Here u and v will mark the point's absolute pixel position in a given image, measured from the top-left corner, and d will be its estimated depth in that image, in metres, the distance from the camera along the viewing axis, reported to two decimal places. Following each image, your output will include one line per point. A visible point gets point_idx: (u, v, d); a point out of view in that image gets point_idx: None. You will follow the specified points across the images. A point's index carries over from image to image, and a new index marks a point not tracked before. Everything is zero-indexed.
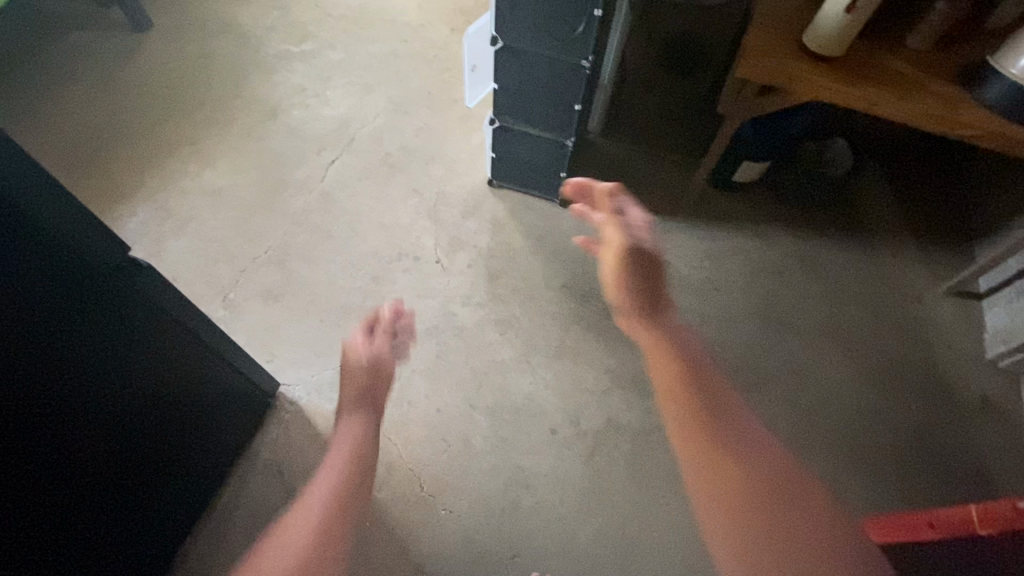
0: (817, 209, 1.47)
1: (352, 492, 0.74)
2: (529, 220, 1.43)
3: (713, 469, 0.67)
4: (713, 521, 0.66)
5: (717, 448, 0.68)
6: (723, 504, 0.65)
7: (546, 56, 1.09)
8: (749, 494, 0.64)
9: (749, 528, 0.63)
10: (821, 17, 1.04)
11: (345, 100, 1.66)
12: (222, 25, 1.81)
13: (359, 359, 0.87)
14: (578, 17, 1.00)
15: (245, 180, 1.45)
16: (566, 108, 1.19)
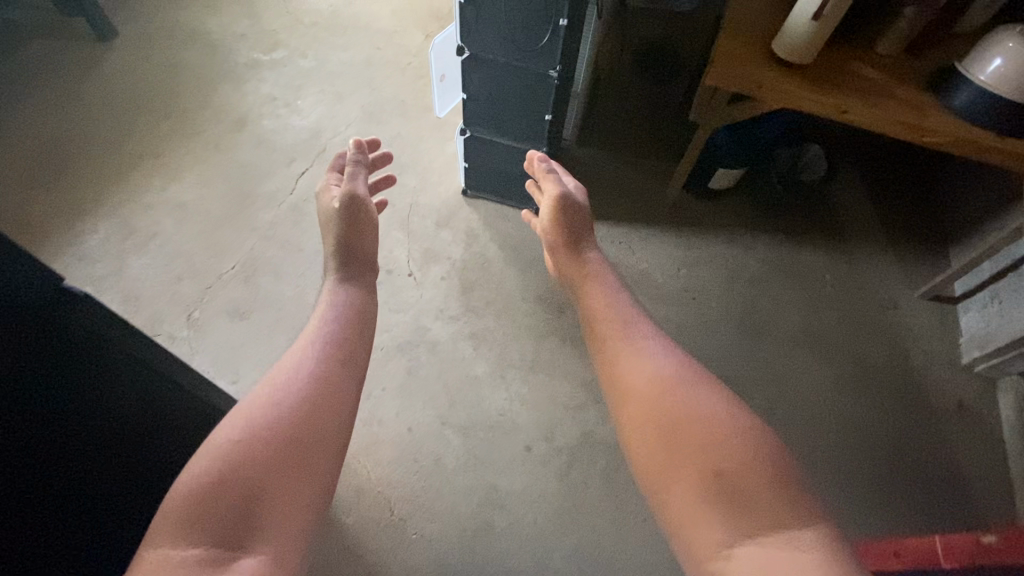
0: (792, 214, 1.46)
1: (329, 359, 0.76)
2: (503, 231, 1.41)
3: (635, 380, 0.76)
4: (642, 412, 0.72)
5: (638, 362, 0.78)
6: (645, 404, 0.73)
7: (513, 66, 1.07)
8: (669, 393, 0.72)
9: (663, 415, 0.70)
10: (789, 25, 1.03)
11: (317, 109, 1.63)
12: (190, 33, 1.77)
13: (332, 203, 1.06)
14: (543, 27, 0.98)
15: (213, 193, 1.41)
16: (535, 117, 1.17)
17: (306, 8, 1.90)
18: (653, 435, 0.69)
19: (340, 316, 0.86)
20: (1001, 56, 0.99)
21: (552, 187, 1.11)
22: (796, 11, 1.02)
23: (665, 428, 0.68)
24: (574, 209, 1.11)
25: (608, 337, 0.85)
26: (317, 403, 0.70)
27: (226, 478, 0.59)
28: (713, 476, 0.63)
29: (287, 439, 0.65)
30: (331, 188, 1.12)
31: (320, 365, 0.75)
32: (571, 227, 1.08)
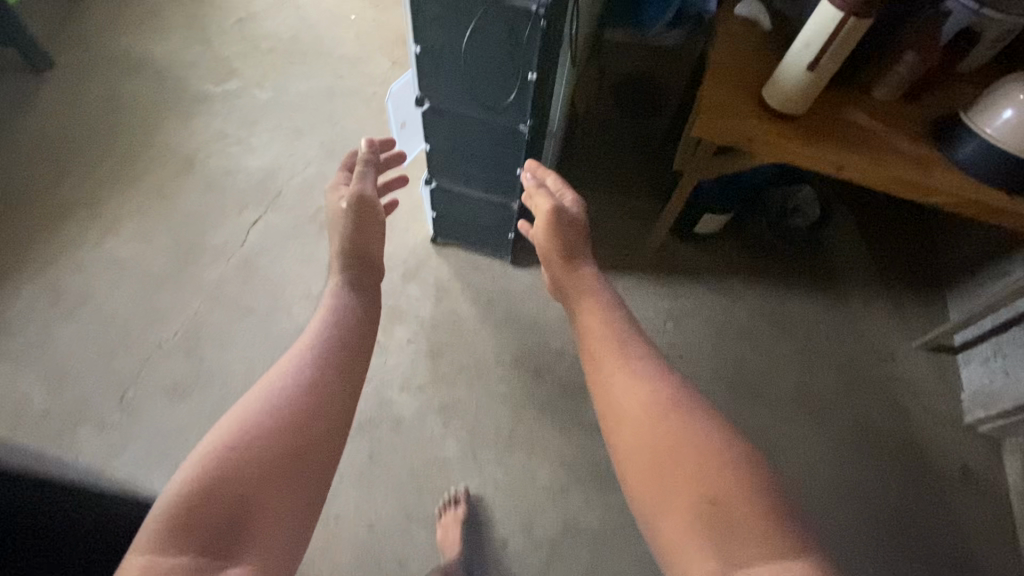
0: (785, 259, 1.38)
1: (329, 365, 0.71)
2: (475, 284, 1.30)
3: (627, 392, 0.70)
4: (636, 431, 0.65)
5: (630, 373, 0.71)
6: (637, 426, 0.66)
7: (479, 118, 0.96)
8: (660, 415, 0.65)
9: (657, 436, 0.63)
10: (782, 74, 0.94)
11: (273, 147, 1.50)
12: (134, 63, 1.63)
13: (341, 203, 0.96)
14: (510, 80, 0.87)
15: (154, 247, 1.28)
16: (507, 169, 1.06)
17: (263, 33, 1.78)
18: (649, 458, 0.63)
19: (346, 320, 0.79)
20: (1013, 106, 0.90)
21: (545, 199, 0.95)
22: (789, 58, 0.92)
23: (661, 452, 0.62)
24: (569, 221, 0.95)
25: (596, 342, 0.79)
26: (315, 413, 0.65)
27: (217, 487, 0.55)
28: (711, 509, 0.56)
29: (280, 450, 0.60)
30: (338, 188, 1.01)
31: (319, 373, 0.69)
32: (569, 241, 0.94)
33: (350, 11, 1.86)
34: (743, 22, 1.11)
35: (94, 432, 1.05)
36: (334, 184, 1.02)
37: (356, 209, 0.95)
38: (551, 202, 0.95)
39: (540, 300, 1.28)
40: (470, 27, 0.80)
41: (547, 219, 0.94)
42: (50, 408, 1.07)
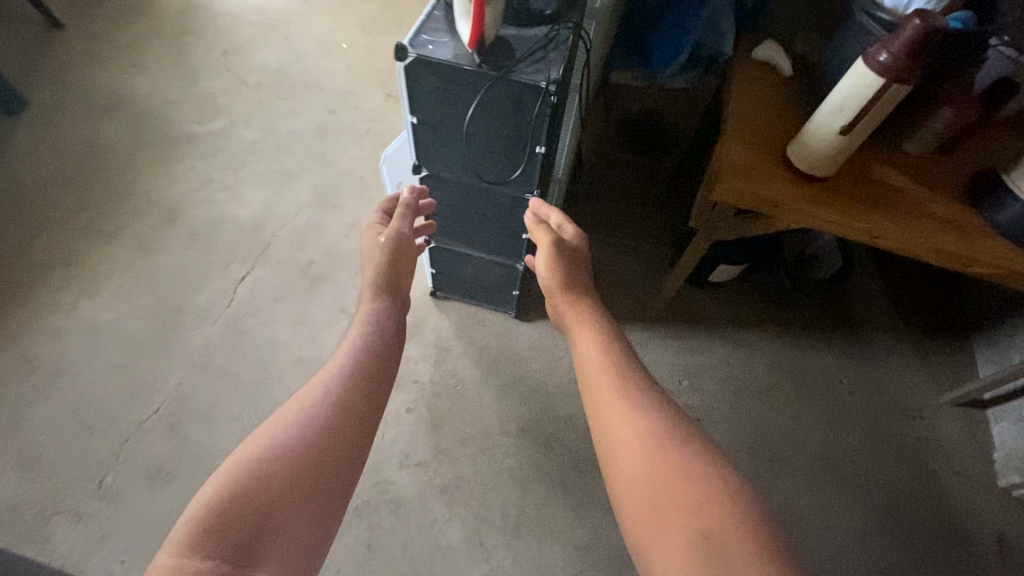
0: (803, 309, 1.31)
1: (355, 388, 0.69)
2: (478, 344, 1.22)
3: (618, 416, 0.67)
4: (628, 459, 0.63)
5: (620, 397, 0.69)
6: (629, 454, 0.63)
7: (481, 187, 0.88)
8: (652, 441, 0.63)
9: (650, 465, 0.61)
10: (810, 135, 0.87)
11: (261, 192, 1.42)
12: (112, 102, 1.55)
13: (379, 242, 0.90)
14: (517, 154, 0.79)
15: (135, 310, 1.20)
16: (512, 232, 0.98)
17: (250, 66, 1.69)
18: (644, 485, 0.60)
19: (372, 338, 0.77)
20: None
21: (543, 233, 0.89)
22: (816, 123, 0.85)
23: (655, 482, 0.60)
24: (568, 253, 0.90)
25: (586, 365, 0.76)
26: (338, 435, 0.64)
27: (242, 496, 0.54)
28: (705, 542, 0.53)
29: (306, 468, 0.59)
30: (377, 229, 0.94)
31: (344, 394, 0.68)
32: (571, 272, 0.89)
33: (341, 39, 1.78)
34: (759, 67, 1.04)
35: (68, 525, 0.98)
36: (373, 223, 0.95)
37: (395, 258, 0.90)
38: (550, 235, 0.89)
39: (547, 360, 1.21)
40: (474, 101, 0.73)
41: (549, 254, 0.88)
42: (21, 498, 1.00)
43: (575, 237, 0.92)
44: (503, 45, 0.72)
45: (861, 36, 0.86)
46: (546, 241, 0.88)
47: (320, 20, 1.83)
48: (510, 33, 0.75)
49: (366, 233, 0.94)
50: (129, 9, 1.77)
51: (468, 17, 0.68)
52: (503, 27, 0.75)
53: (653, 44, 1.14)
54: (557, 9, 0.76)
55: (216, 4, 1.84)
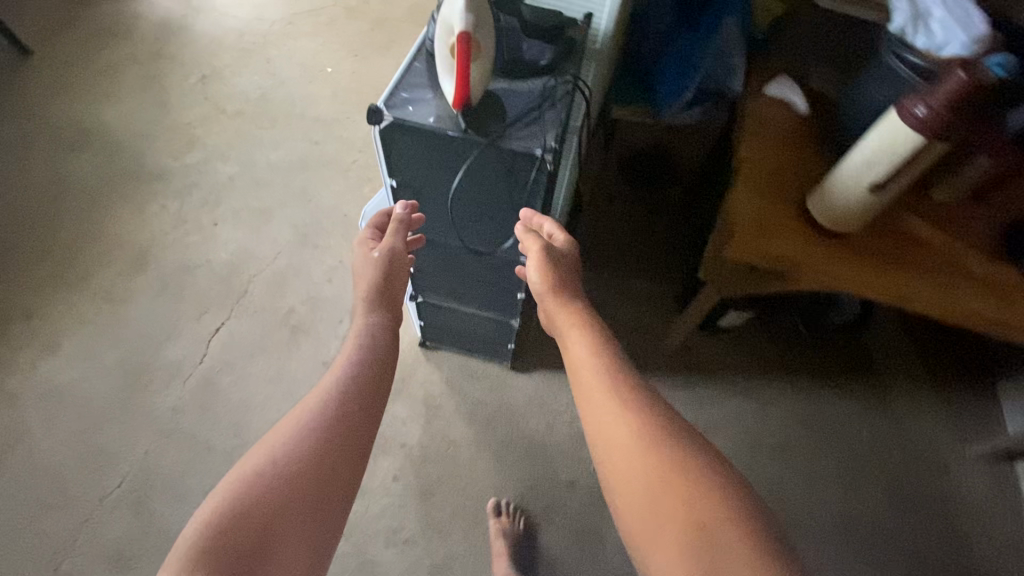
0: (818, 354, 1.23)
1: (360, 397, 0.62)
2: (471, 399, 1.13)
3: (608, 408, 0.60)
4: (624, 459, 0.57)
5: (609, 388, 0.62)
6: (623, 450, 0.57)
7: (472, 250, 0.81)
8: (648, 435, 0.57)
9: (648, 462, 0.55)
10: (835, 189, 0.78)
11: (238, 232, 1.33)
12: (79, 136, 1.45)
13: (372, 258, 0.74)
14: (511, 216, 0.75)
15: (99, 369, 1.11)
16: (506, 289, 0.90)
17: (229, 93, 1.60)
18: (641, 485, 0.55)
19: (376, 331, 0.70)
20: None
21: (532, 239, 0.72)
22: (841, 174, 0.77)
23: (652, 480, 0.54)
24: (561, 260, 0.74)
25: (576, 361, 0.67)
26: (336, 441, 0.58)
27: (236, 518, 0.49)
28: (710, 541, 0.49)
29: (304, 477, 0.53)
30: (371, 244, 0.78)
31: (345, 395, 0.62)
32: (567, 280, 0.74)
33: (325, 63, 1.70)
34: (772, 103, 0.95)
35: None
36: (364, 237, 0.79)
37: (388, 279, 0.75)
38: (539, 242, 0.72)
39: (545, 416, 1.12)
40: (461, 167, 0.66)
41: (541, 262, 0.72)
42: None
43: (567, 244, 0.74)
44: (492, 103, 0.64)
45: (889, 81, 0.77)
46: (535, 248, 0.72)
47: (303, 43, 1.74)
48: (500, 87, 0.66)
49: (358, 249, 0.79)
50: (99, 33, 1.68)
51: (451, 73, 0.60)
52: (493, 80, 0.67)
53: (658, 77, 1.07)
54: (553, 59, 0.68)
55: (193, 26, 1.74)
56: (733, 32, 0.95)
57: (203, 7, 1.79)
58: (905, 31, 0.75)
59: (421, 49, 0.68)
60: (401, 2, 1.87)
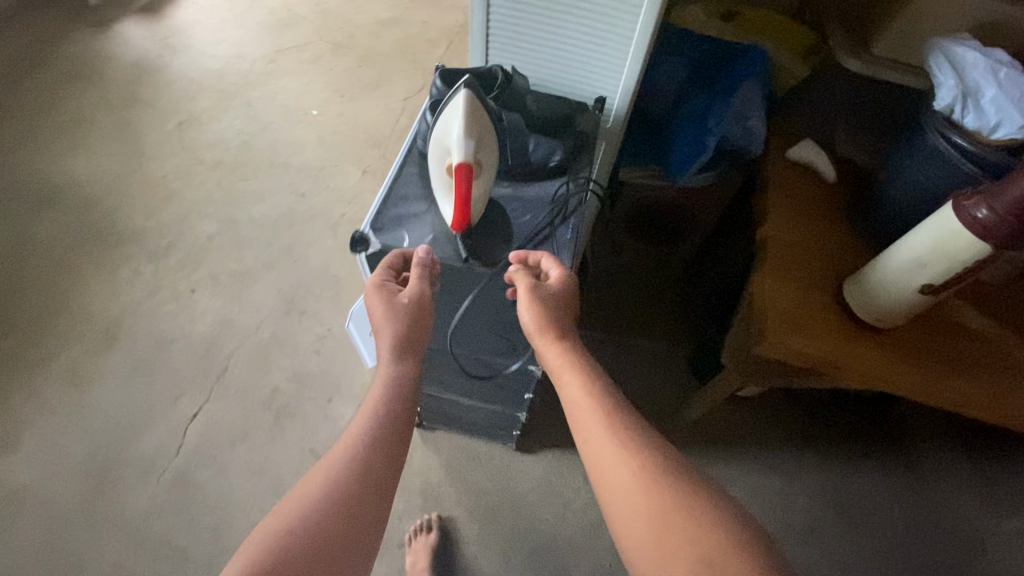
0: (844, 422, 1.15)
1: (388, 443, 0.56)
2: (472, 486, 1.04)
3: (606, 447, 0.55)
4: (624, 502, 0.52)
5: (608, 429, 0.56)
6: (625, 493, 0.52)
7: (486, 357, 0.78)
8: (650, 478, 0.52)
9: (651, 506, 0.50)
10: (878, 285, 0.71)
11: (218, 300, 1.23)
12: (46, 194, 1.35)
13: (396, 298, 0.62)
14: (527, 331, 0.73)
15: (67, 468, 1.03)
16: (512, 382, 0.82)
17: (208, 140, 1.50)
18: (644, 529, 0.49)
19: (399, 385, 0.60)
20: None
21: (519, 276, 0.63)
22: (884, 271, 0.70)
23: (657, 525, 0.49)
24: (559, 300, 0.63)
25: (576, 405, 0.59)
26: (351, 518, 0.50)
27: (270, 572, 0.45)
28: None
29: (315, 570, 0.47)
30: (390, 287, 0.63)
31: (377, 448, 0.55)
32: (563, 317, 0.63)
33: (311, 105, 1.60)
34: (795, 170, 0.88)
35: None
36: (378, 281, 0.63)
37: (414, 325, 0.62)
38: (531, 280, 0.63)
39: (553, 503, 1.04)
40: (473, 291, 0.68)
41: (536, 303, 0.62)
42: None
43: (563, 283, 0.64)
44: (498, 213, 0.69)
45: (936, 163, 0.69)
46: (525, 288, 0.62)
47: (287, 83, 1.65)
48: (505, 191, 0.71)
49: (369, 296, 0.63)
50: (67, 77, 1.57)
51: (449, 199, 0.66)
52: (498, 182, 0.71)
53: (668, 138, 0.98)
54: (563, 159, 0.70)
55: (170, 67, 1.64)
56: (753, 94, 0.89)
57: (181, 45, 1.69)
58: (954, 110, 0.67)
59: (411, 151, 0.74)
60: (390, 36, 1.78)
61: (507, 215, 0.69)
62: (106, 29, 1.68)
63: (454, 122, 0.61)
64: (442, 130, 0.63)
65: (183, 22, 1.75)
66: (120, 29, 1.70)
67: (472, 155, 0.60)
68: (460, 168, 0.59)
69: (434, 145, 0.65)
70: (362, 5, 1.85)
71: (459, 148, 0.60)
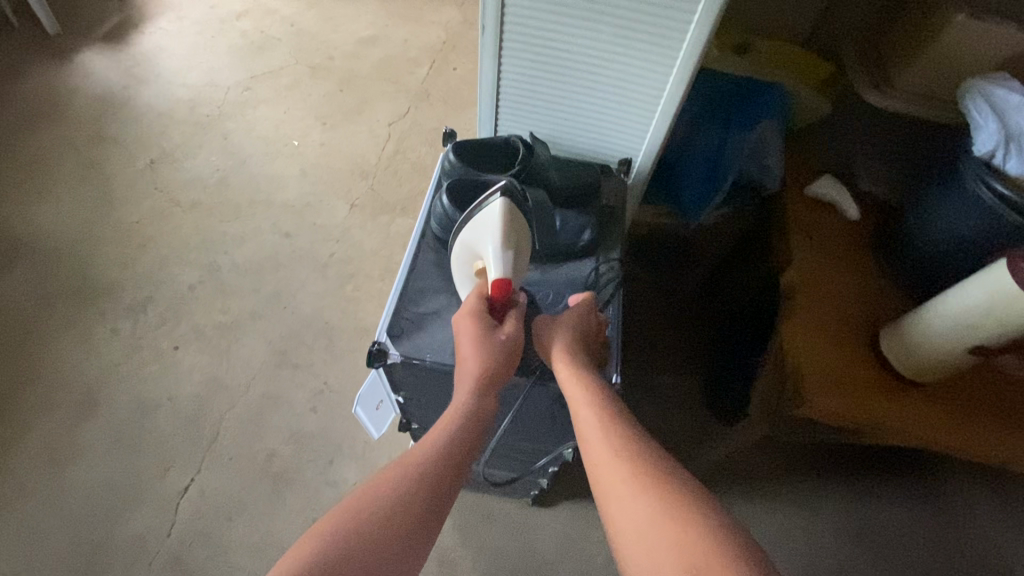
0: (868, 453, 1.11)
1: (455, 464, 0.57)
2: (489, 548, 0.98)
3: (607, 458, 0.54)
4: (618, 501, 0.51)
5: (603, 432, 0.56)
6: (619, 498, 0.51)
7: (518, 440, 0.84)
8: (643, 480, 0.51)
9: (643, 503, 0.50)
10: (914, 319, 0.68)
11: (204, 358, 1.15)
12: (9, 249, 1.25)
13: (493, 330, 0.63)
14: (560, 423, 0.78)
15: (48, 558, 0.95)
16: (532, 452, 0.85)
17: (181, 178, 1.40)
18: (637, 528, 0.49)
19: (474, 415, 0.60)
20: None
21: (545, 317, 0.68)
22: (929, 312, 0.66)
23: (649, 521, 0.48)
24: (579, 332, 0.66)
25: (588, 431, 0.57)
26: (415, 515, 0.52)
27: (342, 542, 0.48)
28: None
29: (379, 552, 0.49)
30: (489, 321, 0.64)
31: (444, 463, 0.57)
32: (581, 346, 0.65)
33: (290, 135, 1.51)
34: (816, 207, 0.84)
35: None
36: (478, 310, 0.63)
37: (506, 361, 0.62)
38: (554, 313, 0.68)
39: (573, 561, 0.99)
40: (510, 399, 0.74)
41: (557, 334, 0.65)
42: None
43: (581, 320, 0.67)
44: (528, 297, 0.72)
45: (976, 211, 0.66)
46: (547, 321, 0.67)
47: (264, 111, 1.55)
48: (535, 277, 0.74)
49: (465, 319, 0.63)
50: (25, 116, 1.45)
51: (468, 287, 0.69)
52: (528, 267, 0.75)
53: (682, 177, 0.94)
54: (592, 234, 0.75)
55: (137, 98, 1.53)
56: (772, 132, 0.85)
57: (148, 74, 1.58)
58: (995, 156, 0.64)
59: (425, 235, 0.76)
60: (371, 56, 1.69)
61: (534, 290, 0.73)
62: (65, 60, 1.56)
63: (490, 237, 0.64)
64: (471, 240, 0.67)
65: (148, 48, 1.63)
66: (80, 58, 1.57)
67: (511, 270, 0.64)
68: (500, 282, 0.63)
69: (459, 251, 0.69)
70: (340, 22, 1.75)
71: (497, 264, 0.64)
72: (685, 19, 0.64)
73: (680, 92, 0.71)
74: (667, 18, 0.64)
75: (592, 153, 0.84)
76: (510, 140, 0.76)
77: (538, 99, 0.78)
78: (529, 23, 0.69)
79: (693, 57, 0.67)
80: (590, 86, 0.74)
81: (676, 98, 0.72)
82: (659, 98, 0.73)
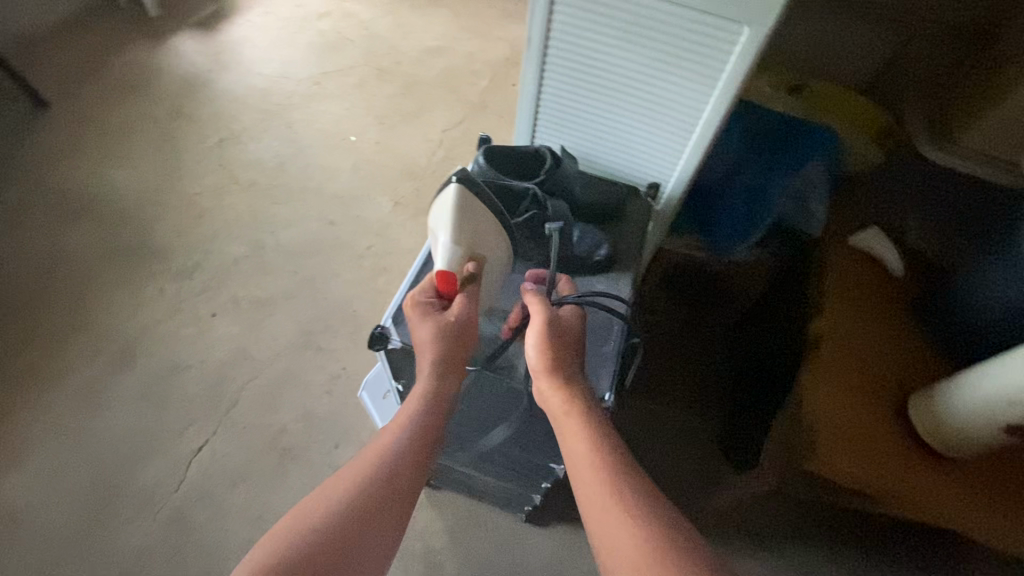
0: (888, 525, 1.03)
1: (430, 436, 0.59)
2: (474, 558, 0.97)
3: (600, 497, 0.53)
4: (598, 510, 0.52)
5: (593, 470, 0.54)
6: (611, 541, 0.50)
7: (513, 450, 0.82)
8: (635, 520, 0.50)
9: (624, 516, 0.50)
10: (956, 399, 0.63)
11: (236, 328, 1.21)
12: (84, 204, 1.36)
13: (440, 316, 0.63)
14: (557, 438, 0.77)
15: (68, 493, 1.01)
16: (526, 463, 0.84)
17: (244, 158, 1.49)
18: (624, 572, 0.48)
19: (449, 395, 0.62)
20: None
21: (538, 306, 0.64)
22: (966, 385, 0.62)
23: (629, 535, 0.49)
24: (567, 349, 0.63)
25: (581, 467, 0.55)
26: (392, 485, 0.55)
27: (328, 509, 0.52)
28: None
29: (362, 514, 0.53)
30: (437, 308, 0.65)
31: (421, 436, 0.59)
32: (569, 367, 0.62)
33: (349, 130, 1.58)
34: (859, 259, 0.80)
35: None
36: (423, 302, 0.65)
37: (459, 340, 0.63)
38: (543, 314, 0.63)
39: None
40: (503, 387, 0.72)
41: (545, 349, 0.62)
42: None
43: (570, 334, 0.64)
44: None
45: None
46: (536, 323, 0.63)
47: (328, 105, 1.63)
48: None
49: (414, 313, 0.65)
50: (119, 86, 1.59)
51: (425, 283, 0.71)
52: None
53: (718, 211, 0.95)
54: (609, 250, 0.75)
55: (218, 81, 1.65)
56: (817, 176, 0.86)
57: (230, 61, 1.70)
58: None
59: None
60: (435, 64, 1.75)
61: None
62: (161, 40, 1.70)
63: (441, 230, 0.67)
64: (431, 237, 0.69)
65: (235, 37, 1.76)
66: (174, 41, 1.71)
67: (463, 256, 0.67)
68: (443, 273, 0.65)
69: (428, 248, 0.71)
70: (411, 30, 1.84)
71: (443, 254, 0.66)
72: (725, 49, 0.64)
73: (714, 123, 0.71)
74: (709, 47, 0.65)
75: (623, 175, 0.85)
76: (540, 149, 0.77)
77: (575, 116, 0.80)
78: (575, 41, 0.71)
79: (732, 86, 0.66)
80: (628, 109, 0.75)
81: (712, 128, 0.72)
82: (695, 126, 0.73)
